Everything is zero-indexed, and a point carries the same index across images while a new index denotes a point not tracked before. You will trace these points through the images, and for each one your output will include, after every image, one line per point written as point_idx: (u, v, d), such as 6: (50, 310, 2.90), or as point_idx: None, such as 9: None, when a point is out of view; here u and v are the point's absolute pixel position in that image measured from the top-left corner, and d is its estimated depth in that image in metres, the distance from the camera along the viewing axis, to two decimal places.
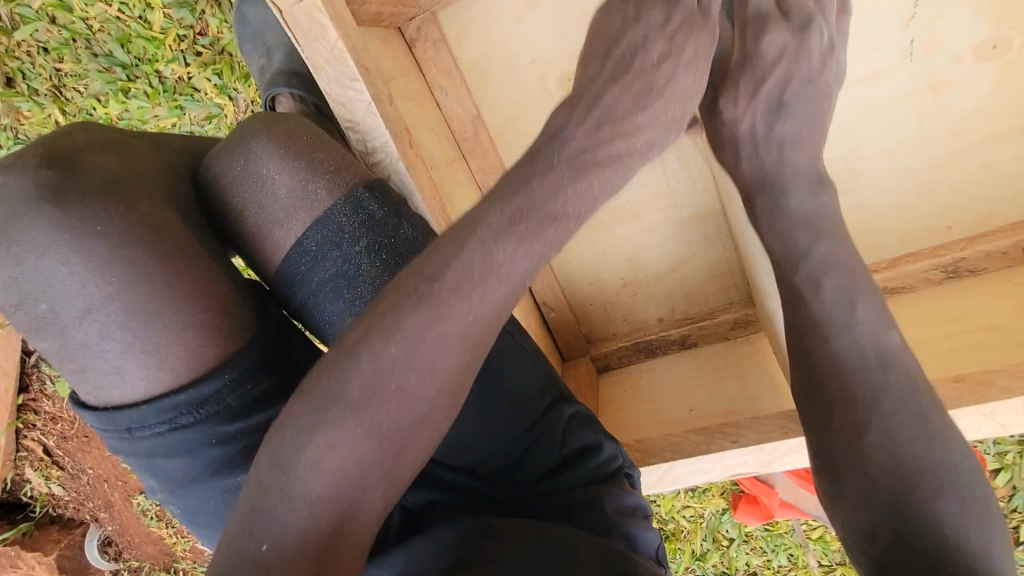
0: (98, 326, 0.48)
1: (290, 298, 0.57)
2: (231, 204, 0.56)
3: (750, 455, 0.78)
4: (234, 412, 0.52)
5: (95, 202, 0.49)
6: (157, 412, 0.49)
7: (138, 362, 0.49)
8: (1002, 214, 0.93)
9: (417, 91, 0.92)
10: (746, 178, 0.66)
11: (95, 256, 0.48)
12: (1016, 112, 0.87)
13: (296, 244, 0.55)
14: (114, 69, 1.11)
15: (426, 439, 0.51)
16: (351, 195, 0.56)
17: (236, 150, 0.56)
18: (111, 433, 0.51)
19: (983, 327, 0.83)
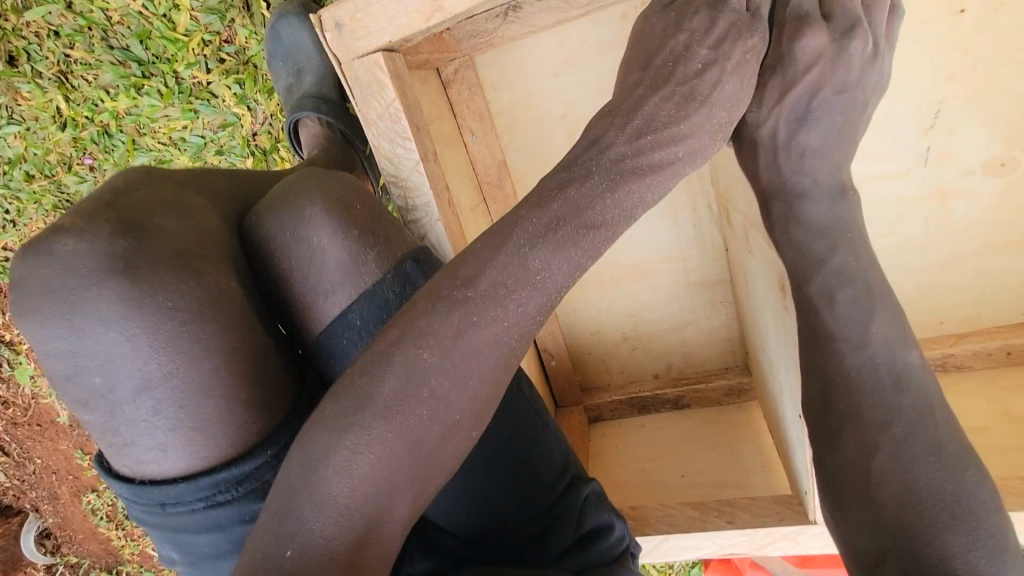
0: (151, 402, 0.49)
1: (328, 365, 0.57)
2: (280, 270, 0.56)
3: (745, 538, 0.79)
4: (268, 485, 0.52)
5: (167, 276, 0.50)
6: (196, 488, 0.50)
7: (183, 437, 0.50)
8: (989, 317, 0.98)
9: (450, 133, 0.92)
10: (781, 99, 0.60)
11: (156, 332, 0.49)
12: (1015, 225, 0.92)
13: (340, 314, 0.56)
14: (129, 63, 1.07)
15: (445, 409, 0.50)
16: (399, 269, 0.58)
17: (288, 212, 0.56)
18: (145, 504, 0.51)
19: (969, 429, 0.87)
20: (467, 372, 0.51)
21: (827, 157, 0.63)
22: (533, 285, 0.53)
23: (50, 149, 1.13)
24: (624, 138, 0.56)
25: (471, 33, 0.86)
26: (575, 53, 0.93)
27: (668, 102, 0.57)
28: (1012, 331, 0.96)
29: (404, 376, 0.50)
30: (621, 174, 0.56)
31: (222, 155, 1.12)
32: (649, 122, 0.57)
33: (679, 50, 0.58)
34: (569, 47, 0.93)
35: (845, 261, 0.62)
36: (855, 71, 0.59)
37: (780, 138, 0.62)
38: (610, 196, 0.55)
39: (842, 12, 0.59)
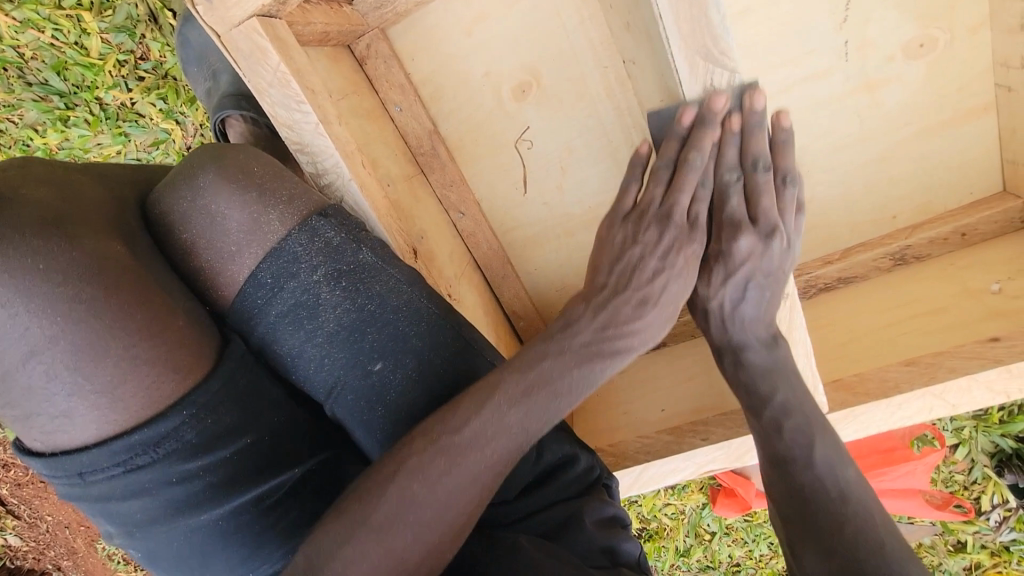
0: (43, 367, 0.50)
1: (251, 329, 0.59)
2: (186, 241, 0.58)
3: (722, 452, 0.80)
4: (190, 444, 0.54)
5: (36, 242, 0.50)
6: (108, 452, 0.51)
7: (84, 398, 0.50)
8: (940, 203, 0.98)
9: (372, 108, 0.91)
10: (726, 282, 0.67)
11: (34, 296, 0.49)
12: (946, 105, 0.92)
13: (250, 275, 0.58)
14: (51, 97, 1.06)
15: (425, 531, 0.55)
16: (305, 223, 0.59)
17: (184, 183, 0.58)
18: (62, 478, 0.52)
19: (930, 311, 0.87)
20: (447, 502, 0.56)
21: (761, 322, 0.69)
22: (508, 435, 0.58)
23: None
24: (591, 326, 0.63)
25: (375, 5, 0.91)
26: (484, 8, 0.93)
27: (626, 301, 0.63)
28: (964, 212, 0.96)
29: (396, 505, 0.55)
30: (587, 353, 0.62)
31: None
32: (612, 318, 0.63)
33: (634, 261, 0.64)
34: (477, 3, 0.93)
35: (786, 398, 0.68)
36: (778, 261, 0.66)
37: (726, 311, 0.69)
38: (579, 372, 0.61)
39: (765, 218, 0.64)
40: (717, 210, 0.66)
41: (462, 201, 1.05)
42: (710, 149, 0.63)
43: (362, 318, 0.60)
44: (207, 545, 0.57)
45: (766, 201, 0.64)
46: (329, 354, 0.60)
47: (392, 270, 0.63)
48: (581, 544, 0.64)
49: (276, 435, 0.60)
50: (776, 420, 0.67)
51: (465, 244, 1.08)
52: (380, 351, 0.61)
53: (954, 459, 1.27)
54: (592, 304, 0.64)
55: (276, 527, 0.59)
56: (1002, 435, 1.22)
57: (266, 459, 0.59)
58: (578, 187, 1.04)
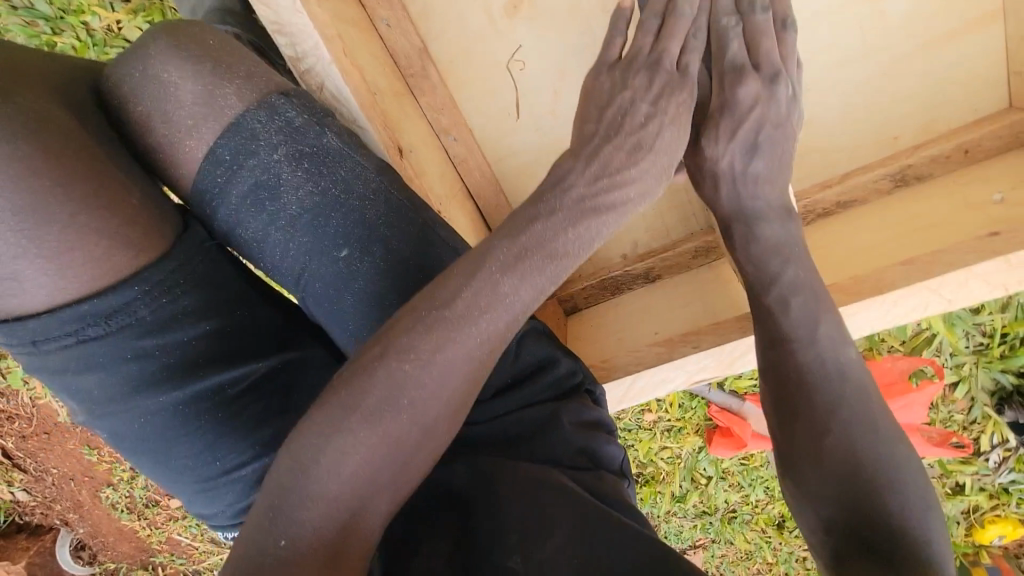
0: None
1: (212, 210, 0.58)
2: (139, 117, 0.56)
3: (712, 359, 0.79)
4: (146, 321, 0.53)
5: None
6: (60, 321, 0.50)
7: (33, 263, 0.48)
8: (943, 121, 0.96)
9: (359, 21, 0.89)
10: (733, 137, 0.66)
11: None
12: (949, 15, 0.89)
13: (208, 152, 0.56)
14: (38, 23, 1.05)
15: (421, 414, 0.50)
16: (264, 101, 0.58)
17: (134, 56, 0.56)
18: (16, 346, 0.51)
19: (930, 224, 0.85)
20: (438, 390, 0.50)
21: (771, 179, 0.68)
22: (502, 305, 0.52)
23: None
24: (584, 179, 0.57)
25: None
26: None
27: (621, 148, 0.59)
28: (967, 129, 0.94)
29: (387, 388, 0.49)
30: (582, 211, 0.56)
31: None
32: (605, 166, 0.58)
33: (624, 106, 0.61)
34: None
35: (796, 275, 0.67)
36: (784, 106, 0.67)
37: (737, 169, 0.68)
38: (572, 232, 0.55)
39: (766, 61, 0.67)
40: (718, 58, 0.68)
41: (454, 125, 1.03)
42: (700, 6, 0.66)
43: (325, 200, 0.59)
44: (167, 429, 0.56)
45: (765, 45, 0.67)
46: (293, 238, 0.58)
47: (356, 156, 0.62)
48: (558, 447, 0.64)
49: (241, 323, 0.60)
50: (783, 296, 0.65)
51: (456, 171, 1.07)
52: (345, 237, 0.59)
53: (954, 398, 1.25)
54: (582, 161, 0.58)
55: (242, 414, 0.58)
56: (1002, 371, 1.21)
57: (230, 347, 0.58)
58: (572, 109, 1.01)
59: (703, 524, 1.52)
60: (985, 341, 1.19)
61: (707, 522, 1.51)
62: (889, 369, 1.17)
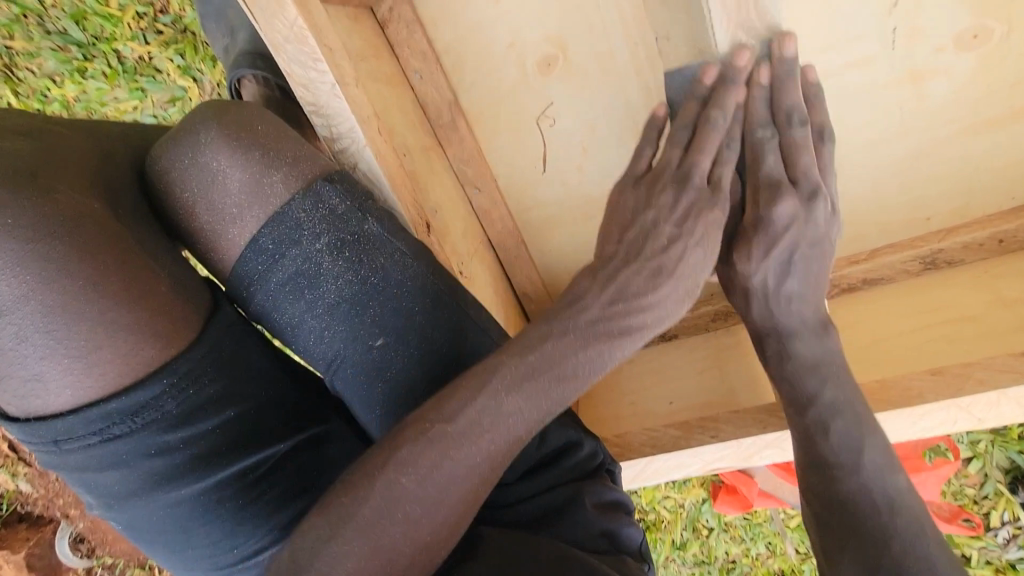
0: (14, 327, 0.48)
1: (250, 295, 0.57)
2: (186, 202, 0.56)
3: (729, 450, 0.78)
4: (170, 415, 0.52)
5: (10, 198, 0.48)
6: (85, 419, 0.50)
7: (59, 363, 0.49)
8: (978, 206, 0.93)
9: (391, 74, 0.88)
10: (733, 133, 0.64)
11: (13, 255, 0.48)
12: (994, 103, 0.87)
13: (251, 240, 0.56)
14: (69, 47, 1.05)
15: (432, 513, 0.53)
16: (309, 188, 0.57)
17: (183, 141, 0.56)
18: (36, 444, 0.51)
19: (959, 318, 0.83)
20: (438, 501, 0.53)
21: (809, 307, 0.67)
22: (506, 426, 0.54)
23: None
24: (599, 300, 0.59)
25: None
26: None
27: (646, 133, 0.59)
28: (1004, 217, 0.91)
29: (386, 500, 0.52)
30: (596, 335, 0.58)
31: None
32: (623, 263, 0.59)
33: (653, 99, 0.60)
34: None
35: (806, 287, 0.65)
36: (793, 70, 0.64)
37: (750, 147, 0.65)
38: (586, 354, 0.57)
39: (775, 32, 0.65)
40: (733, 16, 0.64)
41: (480, 177, 1.02)
42: None
43: (365, 290, 0.58)
44: (187, 520, 0.55)
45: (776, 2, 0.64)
46: (330, 325, 0.58)
47: (396, 243, 0.60)
48: (578, 530, 0.62)
49: (269, 406, 0.59)
50: (783, 359, 0.67)
51: (479, 222, 1.06)
52: (382, 325, 0.58)
53: (966, 472, 1.24)
54: (605, 179, 0.60)
55: (258, 501, 0.57)
56: (1019, 452, 1.19)
57: (256, 430, 0.57)
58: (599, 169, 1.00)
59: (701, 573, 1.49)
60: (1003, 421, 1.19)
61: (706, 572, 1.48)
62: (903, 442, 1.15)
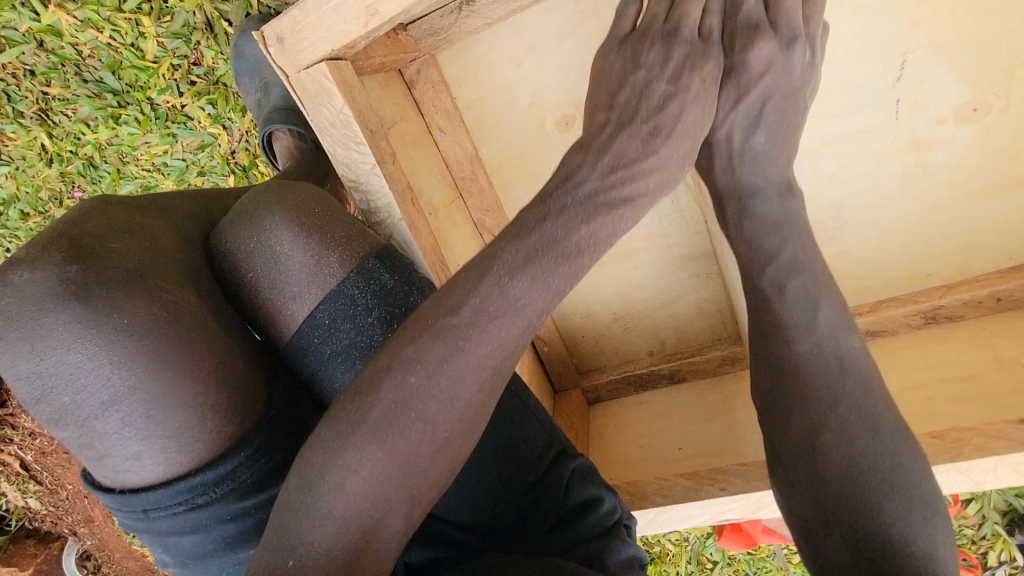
0: (118, 413, 0.51)
1: (304, 366, 0.59)
2: (250, 281, 0.59)
3: (737, 503, 0.81)
4: (245, 483, 0.55)
5: (113, 294, 0.51)
6: (173, 493, 0.52)
7: (155, 445, 0.51)
8: (977, 264, 0.97)
9: (418, 133, 0.92)
10: (734, 107, 0.65)
11: (116, 346, 0.51)
12: (993, 171, 0.91)
13: (309, 315, 0.59)
14: (105, 95, 1.09)
15: (434, 433, 0.51)
16: (362, 267, 0.60)
17: (249, 226, 0.59)
18: (127, 512, 0.53)
19: (958, 377, 0.87)
20: (451, 403, 0.51)
21: (769, 167, 0.67)
22: (516, 311, 0.52)
23: (40, 186, 1.15)
24: (597, 172, 0.57)
25: (427, 31, 0.90)
26: (535, 40, 0.93)
27: (635, 138, 0.59)
28: (1001, 277, 0.95)
29: (349, 489, 0.50)
30: (596, 207, 0.56)
31: (204, 175, 1.15)
32: (619, 159, 0.58)
33: (640, 87, 0.61)
34: (529, 35, 0.93)
35: (795, 255, 0.66)
36: (798, 76, 0.65)
37: (735, 143, 0.66)
38: (587, 227, 0.55)
39: (787, 22, 0.64)
40: (735, 76, 0.64)
41: (498, 227, 1.05)
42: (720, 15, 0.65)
43: None
44: None
45: (787, 5, 0.64)
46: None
47: None
48: None
49: None
50: (802, 347, 0.63)
51: None
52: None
53: (965, 513, 1.27)
54: (591, 155, 0.58)
55: None
56: (1015, 494, 1.22)
57: None
58: None
59: None
60: None
61: None
62: None
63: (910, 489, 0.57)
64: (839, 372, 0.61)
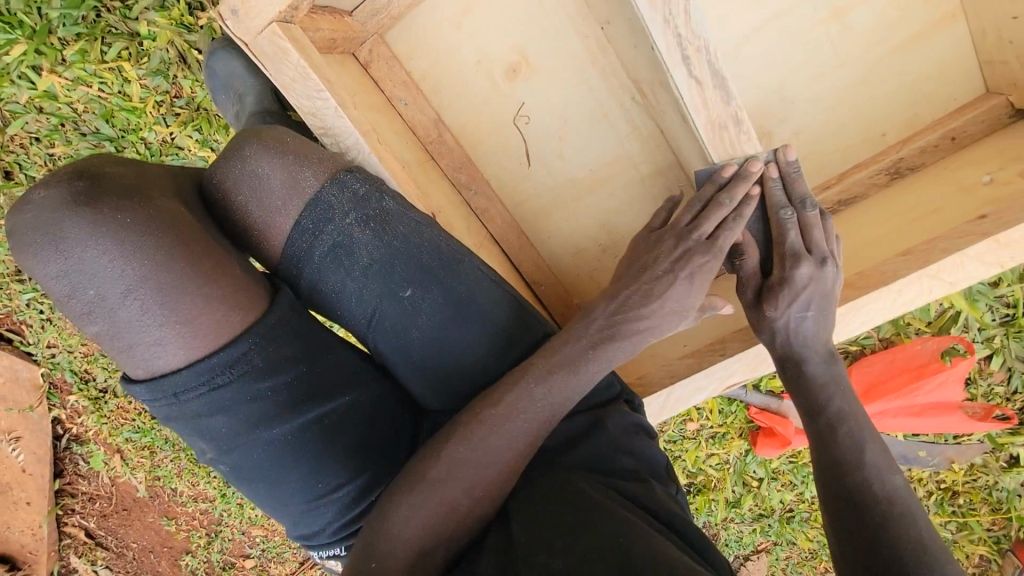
0: (138, 301, 0.59)
1: (300, 271, 0.69)
2: (239, 203, 0.67)
3: (739, 363, 0.84)
4: (258, 366, 0.63)
5: (119, 203, 0.59)
6: (196, 372, 0.60)
7: (174, 328, 0.59)
8: (925, 113, 1.02)
9: (381, 105, 1.01)
10: (793, 304, 0.74)
11: (128, 242, 0.58)
12: (912, 22, 0.98)
13: (294, 224, 0.68)
14: (103, 143, 1.21)
15: (482, 475, 0.64)
16: (335, 178, 0.69)
17: (232, 156, 0.68)
18: (158, 398, 0.61)
19: (928, 212, 0.90)
20: (486, 463, 0.64)
21: (820, 338, 0.75)
22: (544, 404, 0.65)
23: None
24: (604, 312, 0.70)
25: (371, 13, 1.02)
26: (469, 2, 1.03)
27: (637, 289, 0.70)
28: (949, 118, 1.00)
29: (447, 466, 0.64)
30: (614, 327, 0.69)
31: None
32: (621, 305, 0.69)
33: (649, 262, 0.71)
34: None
35: (841, 406, 0.71)
36: (829, 283, 0.74)
37: (793, 328, 0.75)
38: (617, 347, 0.68)
39: (819, 250, 0.75)
40: (779, 244, 0.76)
41: (473, 181, 1.14)
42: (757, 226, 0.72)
43: (394, 252, 0.70)
44: (280, 458, 0.66)
45: (814, 235, 0.75)
46: (366, 285, 0.69)
47: (411, 213, 0.72)
48: (605, 447, 0.70)
49: (327, 363, 0.69)
50: (832, 424, 0.70)
51: (480, 221, 1.15)
52: (409, 279, 0.71)
53: (991, 371, 1.27)
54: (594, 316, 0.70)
55: (336, 440, 0.68)
56: None
57: (321, 384, 0.68)
58: (577, 151, 1.11)
59: (762, 527, 1.53)
60: (1009, 312, 1.22)
61: (766, 525, 1.52)
62: (919, 351, 1.21)
63: (881, 460, 0.68)
64: (830, 390, 0.73)
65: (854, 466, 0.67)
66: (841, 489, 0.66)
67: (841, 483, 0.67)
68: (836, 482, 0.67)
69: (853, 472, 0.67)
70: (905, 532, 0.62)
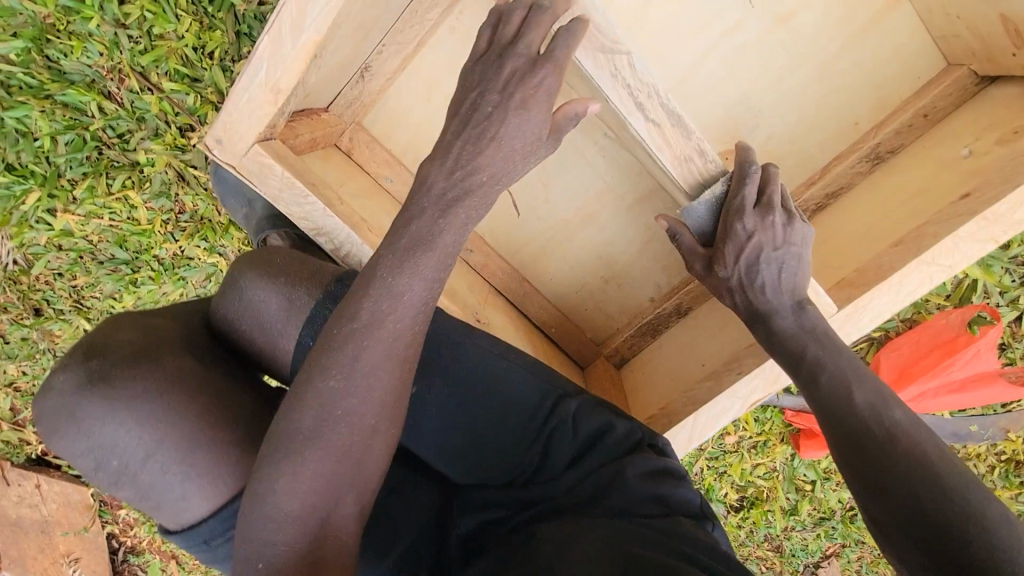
0: (157, 465, 0.63)
1: None
2: (245, 332, 0.72)
3: (757, 380, 0.84)
4: None
5: (127, 375, 0.64)
6: (222, 518, 0.66)
7: (194, 484, 0.64)
8: (892, 95, 1.03)
9: (368, 187, 1.06)
10: (740, 258, 0.74)
11: (139, 415, 0.63)
12: (858, 13, 0.99)
13: (295, 344, 0.71)
14: (120, 267, 1.29)
15: (313, 486, 0.58)
16: (327, 291, 0.71)
17: (230, 292, 0.73)
18: (194, 545, 0.67)
19: (914, 193, 0.90)
20: (330, 458, 0.58)
21: (782, 292, 0.75)
22: (371, 380, 0.59)
23: None
24: (454, 235, 0.61)
25: (345, 104, 1.07)
26: (434, 77, 1.08)
27: (475, 116, 0.63)
28: (917, 96, 1.01)
29: (289, 486, 0.57)
30: (450, 201, 0.61)
31: None
32: (460, 163, 0.62)
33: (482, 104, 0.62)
34: (427, 75, 1.08)
35: (818, 354, 0.71)
36: (783, 236, 0.74)
37: (746, 284, 0.75)
38: (460, 218, 0.62)
39: (772, 202, 0.74)
40: (733, 200, 0.75)
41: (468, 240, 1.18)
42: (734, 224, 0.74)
43: None
44: None
45: (772, 191, 0.75)
46: None
47: None
48: (631, 498, 0.69)
49: None
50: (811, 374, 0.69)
51: (481, 276, 1.19)
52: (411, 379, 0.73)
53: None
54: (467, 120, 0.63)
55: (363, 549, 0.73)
56: None
57: None
58: (564, 191, 1.17)
59: (826, 531, 1.48)
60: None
61: (829, 528, 1.47)
62: (945, 325, 1.19)
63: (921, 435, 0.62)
64: (827, 348, 0.71)
65: (886, 445, 0.62)
66: (879, 472, 0.61)
67: (875, 464, 0.61)
68: (871, 466, 0.62)
69: (874, 445, 0.62)
70: (957, 512, 0.56)
